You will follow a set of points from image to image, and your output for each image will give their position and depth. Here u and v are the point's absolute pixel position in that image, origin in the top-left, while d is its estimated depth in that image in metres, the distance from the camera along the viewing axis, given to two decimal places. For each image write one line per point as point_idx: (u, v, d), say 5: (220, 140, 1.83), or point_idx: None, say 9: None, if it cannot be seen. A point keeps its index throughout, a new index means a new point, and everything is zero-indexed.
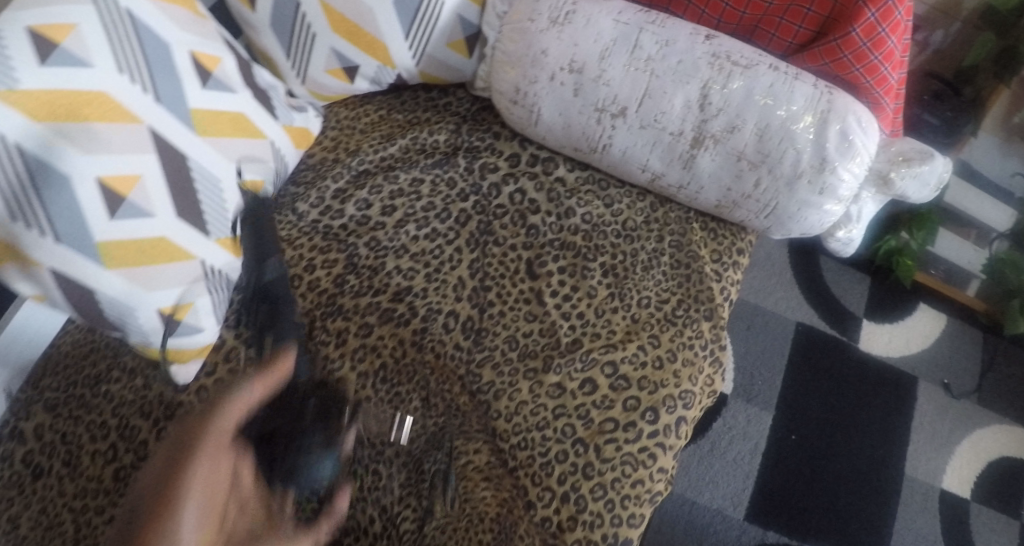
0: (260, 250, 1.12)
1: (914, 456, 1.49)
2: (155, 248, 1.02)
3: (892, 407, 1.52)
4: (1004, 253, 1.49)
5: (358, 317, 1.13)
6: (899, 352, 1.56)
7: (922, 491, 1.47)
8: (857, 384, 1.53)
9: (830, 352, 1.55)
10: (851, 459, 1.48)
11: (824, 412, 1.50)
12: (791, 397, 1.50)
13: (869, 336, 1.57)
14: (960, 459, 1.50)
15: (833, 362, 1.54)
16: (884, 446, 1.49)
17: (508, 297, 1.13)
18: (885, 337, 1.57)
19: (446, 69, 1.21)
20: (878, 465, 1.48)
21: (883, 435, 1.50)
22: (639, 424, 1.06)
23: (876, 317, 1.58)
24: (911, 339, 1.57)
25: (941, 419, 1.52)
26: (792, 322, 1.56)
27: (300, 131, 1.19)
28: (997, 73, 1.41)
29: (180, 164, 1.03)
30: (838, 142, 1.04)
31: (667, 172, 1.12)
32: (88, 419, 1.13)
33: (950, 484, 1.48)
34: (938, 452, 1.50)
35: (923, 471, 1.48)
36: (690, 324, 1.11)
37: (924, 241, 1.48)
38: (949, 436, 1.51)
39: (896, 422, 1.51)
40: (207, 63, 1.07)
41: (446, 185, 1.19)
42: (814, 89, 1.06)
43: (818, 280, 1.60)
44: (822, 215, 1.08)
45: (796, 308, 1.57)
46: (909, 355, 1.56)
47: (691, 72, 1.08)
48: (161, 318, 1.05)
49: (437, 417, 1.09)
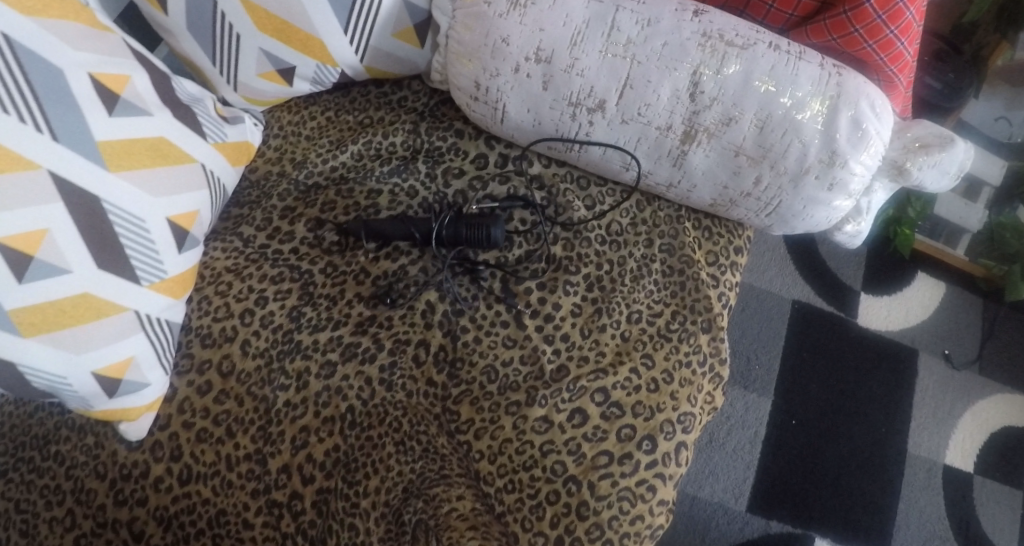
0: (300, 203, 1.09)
1: (918, 432, 1.43)
2: (77, 307, 0.91)
3: (893, 383, 1.45)
4: (1005, 217, 1.39)
5: (319, 354, 1.02)
6: (899, 325, 1.49)
7: (924, 468, 1.41)
8: (855, 361, 1.46)
9: (829, 330, 1.48)
10: (852, 440, 1.41)
11: (825, 393, 1.44)
12: (790, 378, 1.44)
13: (866, 310, 1.49)
14: (963, 432, 1.44)
15: (831, 339, 1.47)
16: (886, 424, 1.43)
17: (484, 320, 1.03)
18: (884, 310, 1.49)
19: (395, 63, 1.06)
20: (880, 445, 1.42)
21: (884, 413, 1.44)
22: (635, 455, 0.96)
23: (874, 290, 1.50)
24: (909, 310, 1.50)
25: (943, 393, 1.46)
26: (788, 301, 1.49)
27: (235, 146, 1.06)
28: (999, 28, 1.27)
29: (94, 208, 0.91)
30: (850, 132, 0.91)
31: (655, 170, 1.00)
32: (42, 483, 1.03)
33: (953, 459, 1.42)
34: (941, 426, 1.44)
35: (925, 447, 1.42)
36: (686, 339, 1.01)
37: (923, 209, 1.39)
38: (950, 409, 1.45)
39: (899, 397, 1.45)
40: (114, 86, 0.93)
41: (406, 195, 1.08)
42: (821, 69, 0.92)
43: (814, 253, 1.53)
44: (830, 212, 0.97)
45: (791, 286, 1.50)
46: (909, 328, 1.49)
47: (680, 57, 0.93)
48: (99, 380, 0.95)
49: (413, 461, 0.98)
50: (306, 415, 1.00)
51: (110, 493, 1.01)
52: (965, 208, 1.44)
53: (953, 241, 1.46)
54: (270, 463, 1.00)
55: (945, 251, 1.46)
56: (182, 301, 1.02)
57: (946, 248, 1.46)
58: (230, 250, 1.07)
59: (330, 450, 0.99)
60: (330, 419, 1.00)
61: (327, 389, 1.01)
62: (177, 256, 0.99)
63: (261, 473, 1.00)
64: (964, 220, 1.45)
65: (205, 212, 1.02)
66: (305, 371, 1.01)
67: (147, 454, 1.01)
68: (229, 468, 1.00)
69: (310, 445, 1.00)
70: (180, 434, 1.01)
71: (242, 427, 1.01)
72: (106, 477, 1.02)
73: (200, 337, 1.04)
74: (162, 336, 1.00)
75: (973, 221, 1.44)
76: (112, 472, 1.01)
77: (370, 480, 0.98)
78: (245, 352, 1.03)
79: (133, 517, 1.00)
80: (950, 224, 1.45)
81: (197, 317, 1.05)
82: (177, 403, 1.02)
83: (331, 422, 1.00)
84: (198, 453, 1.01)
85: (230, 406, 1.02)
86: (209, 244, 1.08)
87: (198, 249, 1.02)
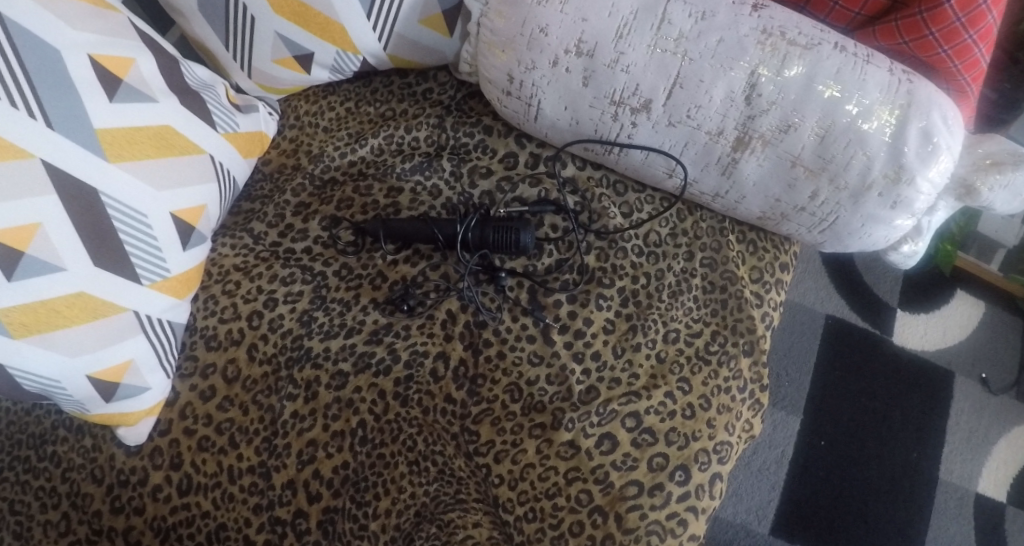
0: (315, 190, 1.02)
1: (950, 458, 1.35)
2: (72, 307, 0.84)
3: (927, 405, 1.37)
4: None
5: (331, 364, 0.95)
6: (936, 346, 1.40)
7: (956, 496, 1.33)
8: (889, 382, 1.37)
9: (864, 347, 1.39)
10: (882, 464, 1.33)
11: (858, 414, 1.35)
12: (821, 398, 1.36)
13: (902, 329, 1.41)
14: (997, 460, 1.35)
15: (866, 358, 1.38)
16: (917, 449, 1.35)
17: (508, 334, 0.95)
18: (921, 329, 1.41)
19: (422, 52, 0.99)
20: (910, 470, 1.33)
21: (916, 436, 1.35)
22: (667, 486, 0.88)
23: (912, 307, 1.42)
24: (947, 331, 1.41)
25: (978, 419, 1.37)
26: (821, 315, 1.40)
27: (246, 137, 0.99)
28: None
29: (91, 201, 0.84)
30: (919, 145, 0.83)
31: (701, 178, 0.92)
32: (36, 484, 0.97)
33: (985, 488, 1.34)
34: (975, 453, 1.35)
35: (958, 474, 1.34)
36: (726, 363, 0.93)
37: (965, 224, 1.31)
38: (985, 435, 1.36)
39: (933, 421, 1.36)
40: (115, 70, 0.86)
41: (429, 194, 1.00)
42: (890, 75, 0.83)
43: (850, 267, 1.44)
44: (889, 230, 0.89)
45: (826, 300, 1.42)
46: (947, 349, 1.40)
47: (736, 55, 0.84)
48: (94, 384, 0.88)
49: (427, 483, 0.91)
50: (314, 428, 0.93)
51: (106, 499, 0.95)
52: (1002, 222, 1.35)
53: (986, 255, 1.36)
54: (275, 477, 0.93)
55: (981, 266, 1.37)
56: (185, 301, 0.95)
57: (982, 264, 1.37)
58: (239, 247, 1.00)
59: (339, 467, 0.92)
60: (339, 434, 0.93)
61: (338, 401, 0.94)
62: (181, 253, 0.92)
63: (265, 488, 0.93)
64: (999, 235, 1.36)
65: (213, 207, 0.95)
66: (315, 381, 0.95)
67: (145, 460, 0.95)
68: (231, 481, 0.93)
69: (317, 461, 0.93)
70: (181, 442, 0.95)
71: (246, 438, 0.94)
72: (103, 482, 0.95)
73: (205, 339, 0.98)
74: (164, 338, 0.93)
75: (1009, 235, 1.35)
76: (109, 477, 0.95)
77: (380, 502, 0.90)
78: (252, 357, 0.96)
79: (130, 526, 0.94)
80: (984, 236, 1.36)
81: (202, 317, 0.98)
82: (179, 408, 0.96)
83: (341, 437, 0.93)
84: (199, 463, 0.94)
85: (234, 415, 0.95)
86: (218, 239, 1.01)
87: (204, 245, 0.96)
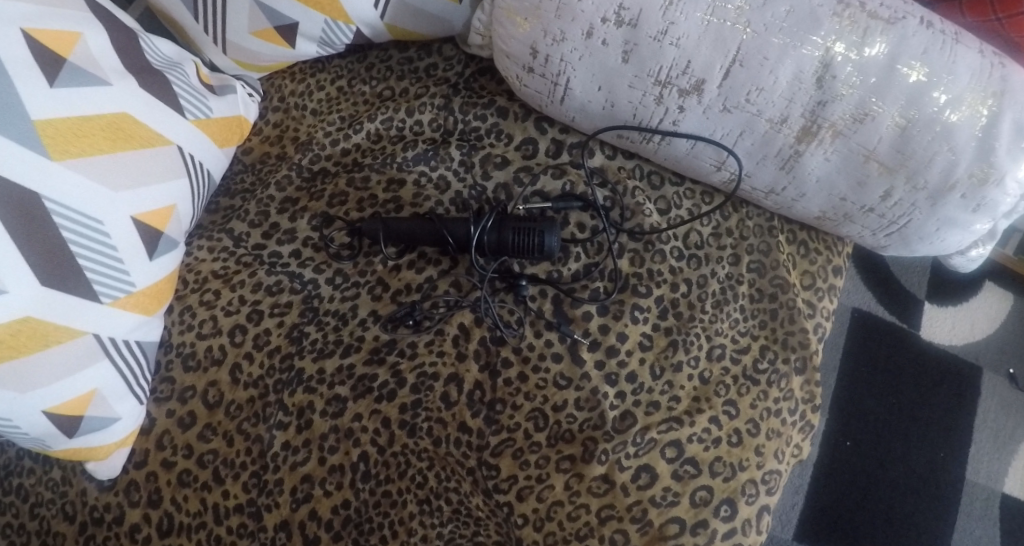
0: (303, 184, 0.89)
1: (975, 457, 1.19)
2: (18, 336, 0.71)
3: (954, 402, 1.22)
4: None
5: (327, 388, 0.82)
6: (965, 340, 1.25)
7: (980, 498, 1.18)
8: (915, 377, 1.22)
9: (890, 341, 1.24)
10: (910, 465, 1.18)
11: (884, 412, 1.20)
12: (846, 395, 1.20)
13: (930, 323, 1.25)
14: None
15: (892, 352, 1.23)
16: (944, 448, 1.19)
17: (531, 351, 0.83)
18: (948, 322, 1.25)
19: (426, 20, 0.85)
20: (937, 472, 1.18)
21: (943, 435, 1.20)
22: (711, 524, 0.76)
23: (939, 300, 1.26)
24: (975, 323, 1.25)
25: (1005, 416, 1.21)
26: (847, 308, 1.25)
27: (222, 124, 0.85)
28: None
29: (34, 208, 0.71)
30: (1012, 140, 0.70)
31: (756, 172, 0.80)
32: (3, 521, 0.84)
33: (1012, 488, 1.18)
34: (1000, 452, 1.20)
35: (984, 474, 1.19)
36: (776, 382, 0.82)
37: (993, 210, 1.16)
38: (1012, 432, 1.21)
39: (960, 419, 1.21)
40: (58, 47, 0.72)
41: (435, 188, 0.87)
42: (982, 58, 0.71)
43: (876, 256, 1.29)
44: (965, 235, 0.77)
45: (852, 291, 1.26)
46: (973, 343, 1.25)
47: (808, 28, 0.71)
48: (53, 419, 0.75)
49: (441, 525, 0.78)
50: (309, 462, 0.81)
51: (79, 539, 0.82)
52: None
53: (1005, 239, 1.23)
54: (266, 518, 0.80)
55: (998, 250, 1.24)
56: (157, 319, 0.82)
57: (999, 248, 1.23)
58: (218, 250, 0.87)
59: (338, 507, 0.79)
60: (337, 467, 0.80)
61: (336, 430, 0.81)
62: (148, 263, 0.79)
63: (255, 531, 0.80)
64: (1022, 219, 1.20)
65: (185, 207, 0.82)
66: (308, 408, 0.82)
67: (120, 497, 0.82)
68: (216, 521, 0.80)
69: (314, 499, 0.80)
70: (160, 476, 0.82)
71: (232, 472, 0.81)
72: (75, 520, 0.83)
73: (182, 358, 0.85)
74: (134, 362, 0.80)
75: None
76: (82, 515, 0.83)
77: None
78: (236, 380, 0.83)
79: None
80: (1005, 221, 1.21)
81: (178, 332, 0.85)
82: (156, 438, 0.83)
83: (339, 472, 0.80)
84: (181, 500, 0.81)
85: (217, 446, 0.82)
86: (193, 242, 0.88)
87: (176, 253, 0.82)
